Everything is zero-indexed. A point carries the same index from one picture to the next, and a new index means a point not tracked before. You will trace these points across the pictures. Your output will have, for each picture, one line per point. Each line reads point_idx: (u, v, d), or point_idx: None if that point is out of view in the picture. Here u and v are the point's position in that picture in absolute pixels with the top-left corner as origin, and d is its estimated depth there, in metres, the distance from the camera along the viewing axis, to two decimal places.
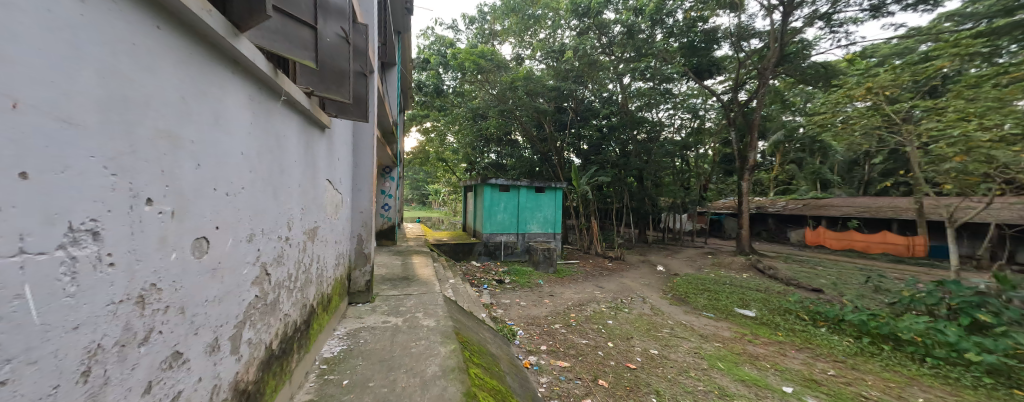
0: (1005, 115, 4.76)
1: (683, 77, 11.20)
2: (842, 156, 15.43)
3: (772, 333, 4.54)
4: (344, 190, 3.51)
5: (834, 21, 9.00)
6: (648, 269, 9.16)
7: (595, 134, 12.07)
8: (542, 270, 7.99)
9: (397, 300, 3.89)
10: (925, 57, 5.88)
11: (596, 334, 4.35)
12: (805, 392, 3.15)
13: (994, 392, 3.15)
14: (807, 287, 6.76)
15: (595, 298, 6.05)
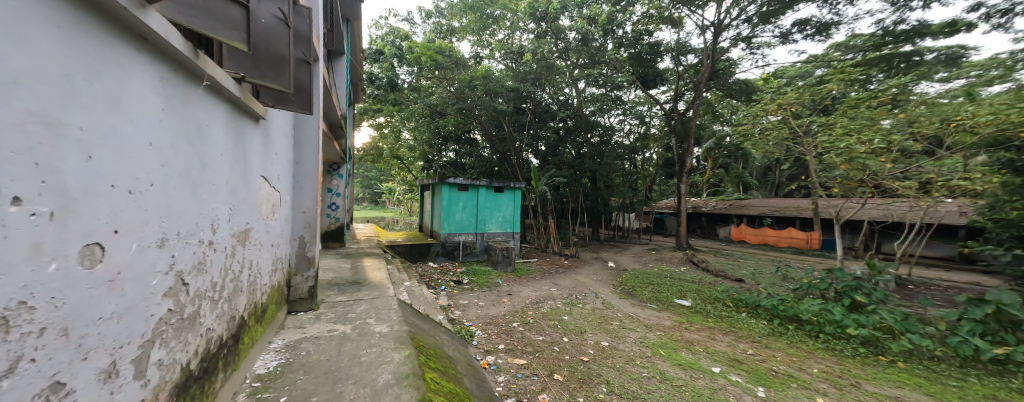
0: (875, 132, 5.88)
1: (631, 86, 12.08)
2: (760, 162, 17.62)
3: (704, 320, 5.07)
4: (283, 188, 3.23)
5: (753, 44, 10.35)
6: (600, 265, 9.67)
7: (552, 135, 12.39)
8: (501, 269, 8.06)
9: (345, 306, 3.67)
10: (820, 80, 7.00)
11: (552, 330, 4.50)
12: (730, 371, 3.57)
13: (865, 359, 3.86)
14: (733, 278, 7.65)
15: (551, 295, 6.25)
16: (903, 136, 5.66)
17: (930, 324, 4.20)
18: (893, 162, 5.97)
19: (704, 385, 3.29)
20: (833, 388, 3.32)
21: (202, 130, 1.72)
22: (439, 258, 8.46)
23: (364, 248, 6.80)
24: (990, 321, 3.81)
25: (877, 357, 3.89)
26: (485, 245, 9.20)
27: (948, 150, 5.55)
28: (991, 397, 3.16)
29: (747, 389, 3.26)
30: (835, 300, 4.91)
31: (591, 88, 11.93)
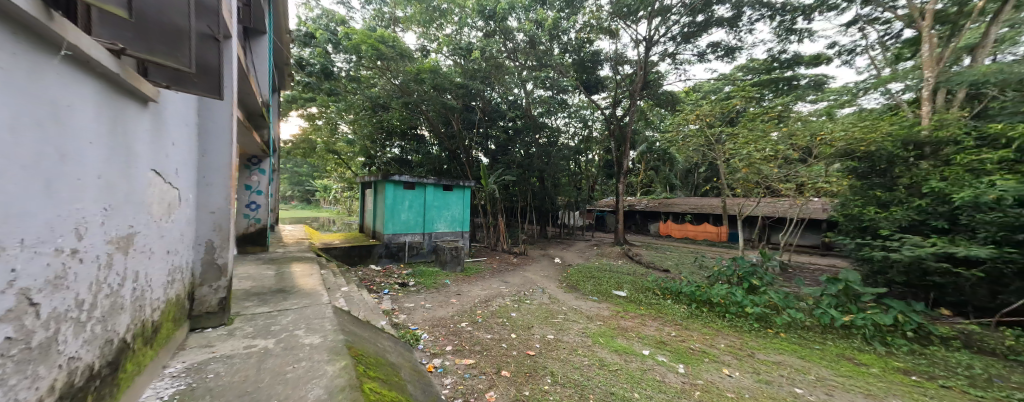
0: (767, 143, 6.94)
1: (576, 90, 12.77)
2: (683, 165, 19.72)
3: (637, 308, 5.56)
4: (183, 185, 2.74)
5: (677, 60, 11.59)
6: (546, 262, 10.00)
7: (502, 135, 12.21)
8: (449, 269, 7.84)
9: (266, 319, 3.24)
10: (727, 96, 8.13)
11: (501, 328, 4.53)
12: (658, 352, 3.98)
13: (755, 332, 4.63)
14: (660, 268, 8.54)
15: (500, 293, 6.28)
16: (786, 147, 6.90)
17: (801, 300, 5.17)
18: (779, 166, 7.27)
19: (636, 367, 3.61)
20: (735, 358, 3.90)
21: (61, 111, 1.38)
22: (382, 260, 7.98)
23: (293, 252, 6.12)
24: (841, 295, 4.80)
25: (765, 330, 4.68)
26: (434, 245, 8.91)
27: (814, 158, 6.99)
28: (841, 355, 4.00)
29: (671, 367, 3.66)
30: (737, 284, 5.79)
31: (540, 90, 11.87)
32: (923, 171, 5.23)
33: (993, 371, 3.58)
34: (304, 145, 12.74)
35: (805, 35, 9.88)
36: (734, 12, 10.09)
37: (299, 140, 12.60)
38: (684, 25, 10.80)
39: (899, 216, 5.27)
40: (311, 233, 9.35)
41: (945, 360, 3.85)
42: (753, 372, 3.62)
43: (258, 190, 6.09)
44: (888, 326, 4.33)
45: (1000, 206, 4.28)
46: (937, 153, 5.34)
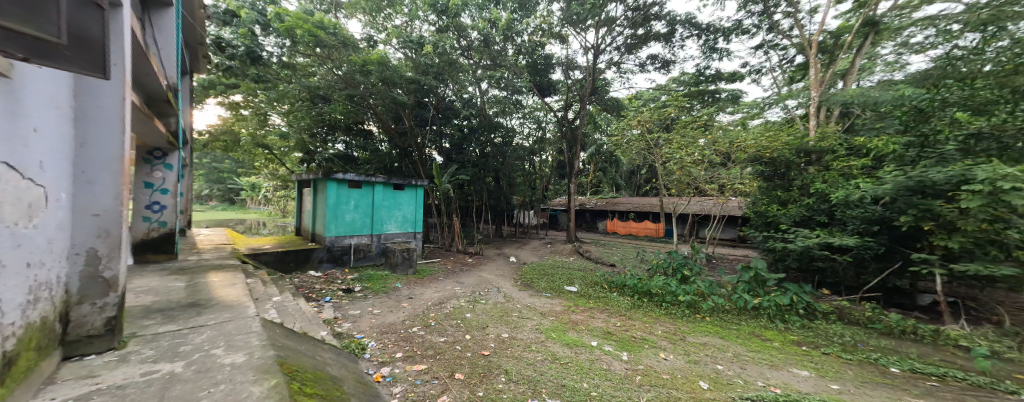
0: (697, 149, 7.74)
1: (530, 92, 13.06)
2: (627, 166, 21.09)
3: (587, 302, 5.84)
4: (50, 179, 2.11)
5: (622, 68, 12.42)
6: (499, 261, 10.03)
7: (457, 133, 11.96)
8: (401, 272, 7.49)
9: (173, 339, 2.75)
10: (664, 104, 8.92)
11: (454, 330, 4.45)
12: (605, 343, 4.23)
13: (685, 317, 5.17)
14: (608, 263, 9.10)
15: (454, 294, 6.15)
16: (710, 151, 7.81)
17: (722, 286, 5.88)
18: (707, 169, 8.19)
19: (585, 358, 3.80)
20: (670, 343, 4.31)
21: None
22: (323, 265, 7.34)
23: (211, 260, 5.35)
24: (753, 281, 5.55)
25: (693, 315, 5.23)
26: (383, 247, 8.45)
27: (732, 163, 7.74)
28: (752, 333, 4.63)
29: (616, 356, 3.91)
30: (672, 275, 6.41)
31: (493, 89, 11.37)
32: (811, 176, 6.34)
33: (856, 338, 4.45)
34: (226, 138, 11.16)
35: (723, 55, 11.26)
36: (669, 28, 11.09)
37: (219, 132, 10.98)
38: (627, 37, 11.61)
39: (794, 213, 6.27)
40: (235, 237, 8.26)
41: (824, 331, 4.68)
42: (685, 354, 4.03)
43: (162, 189, 5.20)
44: (786, 306, 5.11)
45: (863, 204, 5.35)
46: (820, 159, 6.59)
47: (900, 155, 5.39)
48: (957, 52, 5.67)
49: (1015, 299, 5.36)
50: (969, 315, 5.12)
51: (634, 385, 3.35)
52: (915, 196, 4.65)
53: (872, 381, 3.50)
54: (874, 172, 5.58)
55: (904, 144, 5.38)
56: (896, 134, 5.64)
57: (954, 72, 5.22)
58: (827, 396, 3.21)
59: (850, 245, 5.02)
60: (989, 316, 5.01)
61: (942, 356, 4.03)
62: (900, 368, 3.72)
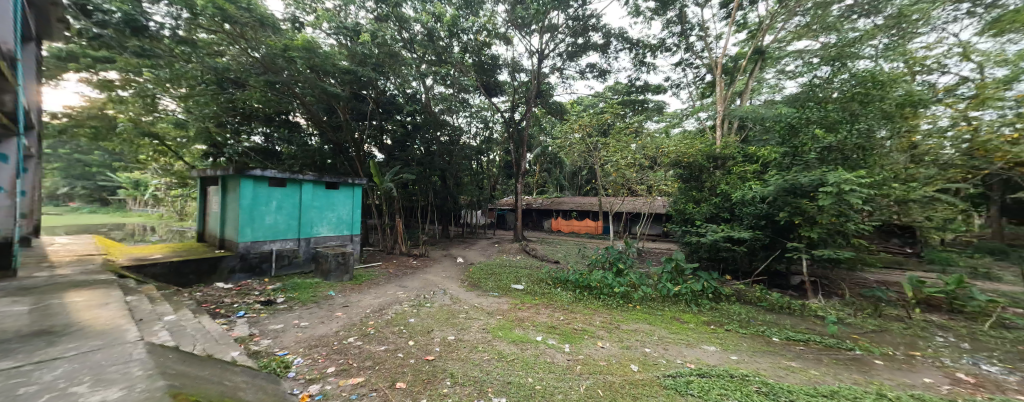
0: (624, 153, 8.83)
1: (476, 91, 13.09)
2: (570, 168, 22.26)
3: (533, 299, 6.02)
4: None
5: (565, 74, 13.12)
6: (443, 262, 9.79)
7: (399, 129, 11.51)
8: (334, 279, 6.91)
9: (8, 379, 2.10)
10: (602, 111, 9.74)
11: (396, 337, 4.24)
12: (549, 337, 4.42)
13: (615, 306, 5.65)
14: (552, 260, 9.53)
15: (396, 299, 5.85)
16: (638, 154, 8.81)
17: (649, 277, 6.54)
18: (638, 172, 9.12)
19: (530, 354, 3.92)
20: (607, 332, 4.65)
21: None
22: (236, 276, 6.40)
23: (72, 276, 4.28)
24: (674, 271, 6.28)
25: (626, 305, 5.71)
26: (314, 252, 7.74)
27: (659, 166, 8.97)
28: (673, 317, 5.23)
29: (559, 348, 4.11)
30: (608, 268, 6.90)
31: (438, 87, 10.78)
32: (720, 179, 7.27)
33: (750, 315, 5.32)
34: (94, 123, 8.58)
35: (648, 69, 12.60)
36: (605, 40, 11.93)
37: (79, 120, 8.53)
38: (568, 44, 12.23)
39: (705, 211, 7.22)
40: (111, 246, 6.76)
41: (726, 311, 5.48)
42: (619, 341, 4.39)
43: None
44: (699, 291, 5.86)
45: (754, 202, 6.29)
46: (725, 164, 7.56)
47: (778, 162, 6.36)
48: (815, 81, 7.12)
49: (852, 277, 6.96)
50: (825, 289, 6.48)
51: (575, 374, 3.55)
52: (791, 197, 5.67)
53: (760, 350, 4.22)
54: (762, 176, 6.67)
55: (782, 153, 6.37)
56: (775, 144, 6.77)
57: (814, 97, 6.80)
58: (729, 367, 3.79)
59: (745, 237, 5.95)
60: (836, 289, 6.39)
61: (807, 325, 5.03)
62: (780, 338, 4.54)
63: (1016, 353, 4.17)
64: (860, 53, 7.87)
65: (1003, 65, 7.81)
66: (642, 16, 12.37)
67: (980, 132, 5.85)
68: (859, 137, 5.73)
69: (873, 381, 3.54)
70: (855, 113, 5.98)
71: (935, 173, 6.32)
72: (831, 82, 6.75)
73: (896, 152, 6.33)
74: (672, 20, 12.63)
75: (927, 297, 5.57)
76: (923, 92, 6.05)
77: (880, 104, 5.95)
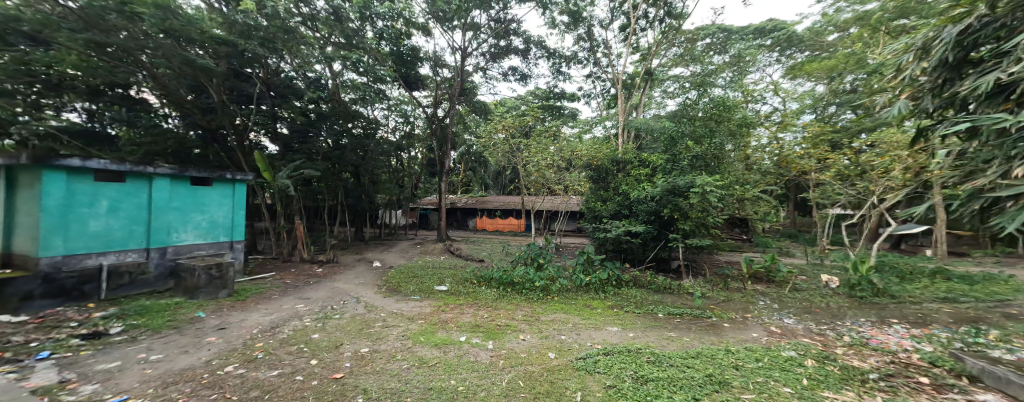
0: (540, 155, 9.71)
1: (395, 83, 12.96)
2: (494, 168, 22.80)
3: (456, 299, 6.10)
4: None
5: (488, 74, 13.63)
6: (349, 270, 8.96)
7: (299, 118, 9.61)
8: (205, 297, 5.79)
9: None
10: (524, 113, 10.50)
11: (295, 358, 3.75)
12: (472, 336, 4.51)
13: (530, 298, 6.08)
14: (476, 259, 9.88)
15: (293, 315, 5.37)
16: (555, 154, 9.74)
17: (565, 270, 7.14)
18: (556, 172, 10.01)
19: (453, 355, 3.90)
20: (528, 325, 4.90)
21: None
22: (36, 303, 4.70)
23: None
24: (586, 264, 6.96)
25: (545, 297, 6.13)
26: (169, 266, 6.31)
27: (572, 168, 9.94)
28: (585, 305, 5.79)
29: (482, 346, 4.20)
30: (529, 264, 7.22)
31: (350, 73, 10.23)
32: (622, 181, 8.25)
33: (643, 296, 6.28)
34: None
35: (563, 77, 13.87)
36: (525, 45, 12.40)
37: None
38: (490, 45, 12.40)
39: (610, 208, 8.15)
40: None
41: (624, 297, 6.24)
42: (539, 332, 4.67)
43: None
44: (606, 280, 6.60)
45: (645, 201, 7.32)
46: (625, 168, 8.68)
47: (663, 167, 7.60)
48: (687, 101, 8.46)
49: (713, 260, 8.80)
50: (693, 271, 8.02)
51: (497, 369, 3.63)
52: (671, 196, 6.86)
53: (651, 325, 4.99)
54: (651, 178, 7.68)
55: (665, 159, 7.74)
56: (661, 153, 8.25)
57: (691, 112, 7.99)
58: (627, 343, 4.38)
59: (638, 231, 6.87)
60: (701, 270, 7.94)
61: (680, 300, 6.15)
62: (664, 313, 5.45)
63: (801, 308, 5.88)
64: (716, 81, 9.90)
65: (796, 102, 11.20)
66: (557, 29, 13.52)
67: (784, 148, 8.17)
68: (715, 150, 7.47)
69: (723, 340, 4.54)
70: (713, 129, 7.53)
71: (762, 178, 8.50)
72: (697, 103, 8.02)
73: (739, 161, 7.99)
74: (582, 36, 14.04)
75: (754, 271, 7.41)
76: (752, 116, 7.98)
77: (728, 123, 7.57)
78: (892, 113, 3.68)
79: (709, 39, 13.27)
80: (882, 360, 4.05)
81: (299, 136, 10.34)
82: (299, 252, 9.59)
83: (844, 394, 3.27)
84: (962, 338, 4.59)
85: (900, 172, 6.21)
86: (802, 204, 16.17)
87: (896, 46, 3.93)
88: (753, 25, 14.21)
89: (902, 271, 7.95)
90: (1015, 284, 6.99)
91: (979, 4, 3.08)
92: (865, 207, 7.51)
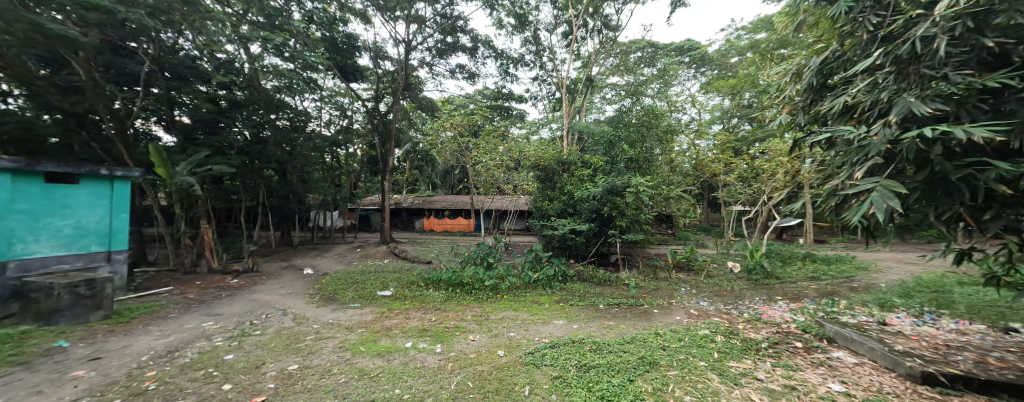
0: (490, 155, 9.87)
1: (329, 72, 12.07)
2: (441, 167, 22.29)
3: (402, 303, 5.86)
4: None
5: (434, 70, 13.42)
6: (271, 279, 8.02)
7: (209, 107, 8.17)
8: (65, 323, 4.66)
9: None
10: (472, 113, 10.53)
11: (203, 384, 3.25)
12: (419, 341, 4.36)
13: (480, 297, 6.10)
14: (423, 261, 9.62)
15: (200, 334, 4.65)
16: (503, 155, 9.98)
17: (514, 267, 7.33)
18: (505, 172, 10.30)
19: (398, 363, 3.73)
20: (477, 324, 4.91)
21: None
22: None
23: None
24: (534, 261, 7.27)
25: (494, 296, 6.19)
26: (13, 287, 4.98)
27: (520, 168, 10.24)
28: (533, 301, 5.98)
29: (430, 350, 4.08)
30: (479, 263, 7.28)
31: (272, 56, 9.11)
32: (566, 181, 8.73)
33: (585, 289, 6.69)
34: None
35: (511, 77, 14.26)
36: (473, 43, 12.33)
37: None
38: (436, 41, 12.14)
39: (556, 206, 8.58)
40: None
41: (568, 290, 6.61)
42: (488, 331, 4.72)
43: None
44: (552, 275, 6.92)
45: (585, 198, 7.82)
46: (570, 169, 9.21)
47: (602, 167, 8.26)
48: (624, 108, 9.35)
49: (644, 252, 9.75)
50: (627, 263, 8.77)
51: (446, 372, 3.57)
52: (611, 196, 7.44)
53: (593, 316, 5.36)
54: (592, 178, 8.25)
55: (604, 160, 8.38)
56: (600, 155, 8.91)
57: (629, 118, 8.82)
58: (571, 335, 4.63)
59: (581, 229, 7.36)
60: (635, 262, 8.67)
61: (617, 291, 6.69)
62: (605, 304, 5.88)
63: (712, 292, 6.81)
64: (647, 92, 11.04)
65: (709, 113, 12.95)
66: (504, 30, 13.81)
67: (699, 153, 9.48)
68: (645, 154, 8.26)
69: (652, 324, 5.06)
70: (644, 135, 8.39)
71: (683, 178, 9.72)
72: (631, 110, 8.92)
73: (665, 163, 8.95)
74: (528, 39, 14.52)
75: (677, 262, 8.39)
76: (675, 123, 9.15)
77: (656, 130, 8.52)
78: (776, 124, 4.47)
79: (640, 52, 14.75)
80: (771, 330, 4.90)
81: (206, 124, 8.71)
82: (208, 261, 8.41)
83: (744, 362, 3.89)
84: (823, 308, 5.77)
85: (782, 175, 7.60)
86: (715, 202, 18.73)
87: (777, 72, 4.84)
88: (676, 43, 16.03)
89: (784, 256, 9.68)
90: (858, 264, 8.98)
91: (833, 40, 3.87)
92: (760, 204, 8.91)
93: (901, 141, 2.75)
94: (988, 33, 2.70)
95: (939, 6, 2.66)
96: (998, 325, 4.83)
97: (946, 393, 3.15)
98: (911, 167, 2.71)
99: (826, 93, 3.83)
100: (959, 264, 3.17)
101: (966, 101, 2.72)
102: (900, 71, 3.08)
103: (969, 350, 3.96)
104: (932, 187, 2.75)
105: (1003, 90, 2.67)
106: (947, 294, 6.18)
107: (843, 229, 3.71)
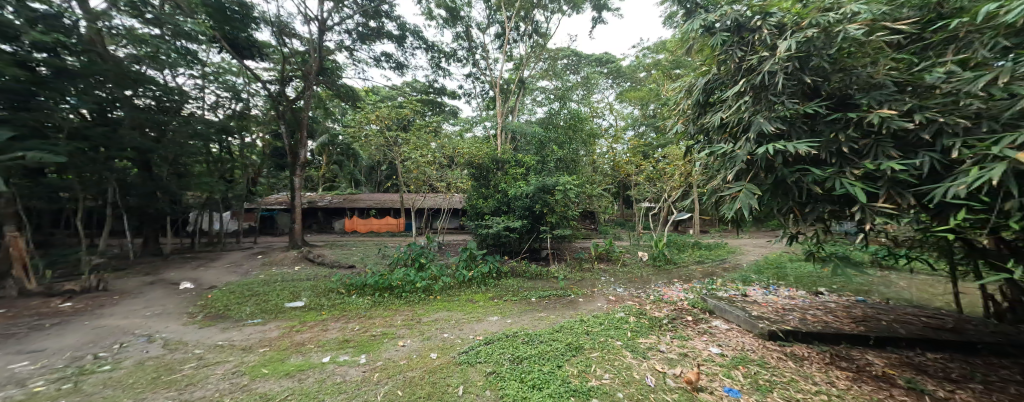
0: (424, 152, 9.64)
1: (211, 44, 10.06)
2: (362, 161, 20.59)
3: (317, 315, 5.23)
4: None
5: (354, 56, 12.17)
6: (127, 299, 6.35)
7: (26, 76, 5.81)
8: None
9: None
10: (401, 105, 9.96)
11: None
12: (339, 354, 3.94)
13: (411, 299, 5.80)
14: (343, 266, 8.74)
15: (7, 380, 3.43)
16: (435, 152, 9.78)
17: (448, 267, 7.21)
18: (438, 169, 10.08)
19: (312, 382, 3.31)
20: (408, 329, 4.65)
21: None
22: None
23: None
24: (469, 258, 7.24)
25: (427, 297, 5.94)
26: None
27: (454, 166, 10.13)
28: (467, 300, 5.91)
29: (352, 363, 3.72)
30: (411, 264, 6.99)
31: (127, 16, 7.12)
32: (500, 179, 8.88)
33: (520, 284, 6.91)
34: None
35: (442, 72, 13.88)
36: (400, 32, 11.56)
37: None
38: (357, 23, 11.09)
39: (490, 205, 8.67)
40: None
41: (503, 287, 6.75)
42: (420, 334, 4.51)
43: None
44: (487, 273, 6.97)
45: (518, 197, 8.09)
46: (503, 167, 9.40)
47: (534, 166, 8.76)
48: (553, 110, 9.97)
49: (570, 246, 10.43)
50: (556, 257, 9.31)
51: (371, 384, 3.29)
52: (542, 194, 7.87)
53: (529, 309, 5.58)
54: (524, 177, 8.62)
55: (535, 160, 9.01)
56: (532, 154, 9.47)
57: (558, 120, 9.46)
58: (505, 330, 4.71)
59: (514, 226, 7.61)
60: (563, 255, 9.25)
61: (548, 284, 7.06)
62: (538, 297, 6.17)
63: (627, 278, 7.71)
64: (573, 97, 11.96)
65: (623, 119, 14.58)
66: (434, 22, 13.36)
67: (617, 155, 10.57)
68: (571, 155, 9.18)
69: (579, 312, 5.49)
70: (571, 137, 9.23)
71: (603, 178, 10.71)
72: (559, 113, 9.57)
73: (588, 164, 9.79)
74: (460, 34, 14.30)
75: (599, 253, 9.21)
76: (598, 128, 10.08)
77: (580, 133, 9.30)
78: (674, 133, 5.16)
79: (565, 59, 15.83)
80: (670, 308, 5.72)
81: (11, 95, 5.88)
82: (19, 281, 6.38)
83: (650, 338, 4.48)
84: (706, 286, 6.97)
85: (679, 176, 8.99)
86: (628, 200, 21.11)
87: (677, 87, 5.58)
88: (595, 54, 17.59)
89: (680, 244, 11.44)
90: (730, 249, 11.09)
91: (712, 65, 4.58)
92: (662, 201, 10.38)
93: (758, 153, 3.46)
94: (808, 71, 3.49)
95: (779, 48, 3.39)
96: (814, 290, 6.48)
97: (782, 344, 4.12)
98: (767, 174, 3.44)
99: (708, 108, 4.54)
100: (791, 245, 3.99)
101: (795, 123, 3.50)
102: (755, 96, 3.78)
103: (797, 310, 5.22)
104: (777, 188, 3.51)
105: (815, 114, 3.50)
106: (783, 269, 8.05)
107: (721, 222, 4.44)
